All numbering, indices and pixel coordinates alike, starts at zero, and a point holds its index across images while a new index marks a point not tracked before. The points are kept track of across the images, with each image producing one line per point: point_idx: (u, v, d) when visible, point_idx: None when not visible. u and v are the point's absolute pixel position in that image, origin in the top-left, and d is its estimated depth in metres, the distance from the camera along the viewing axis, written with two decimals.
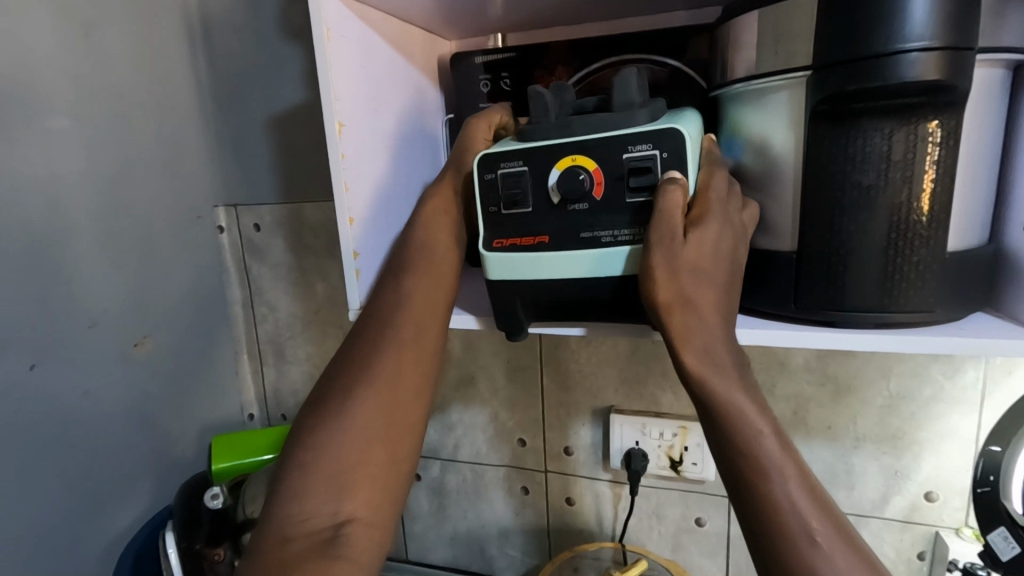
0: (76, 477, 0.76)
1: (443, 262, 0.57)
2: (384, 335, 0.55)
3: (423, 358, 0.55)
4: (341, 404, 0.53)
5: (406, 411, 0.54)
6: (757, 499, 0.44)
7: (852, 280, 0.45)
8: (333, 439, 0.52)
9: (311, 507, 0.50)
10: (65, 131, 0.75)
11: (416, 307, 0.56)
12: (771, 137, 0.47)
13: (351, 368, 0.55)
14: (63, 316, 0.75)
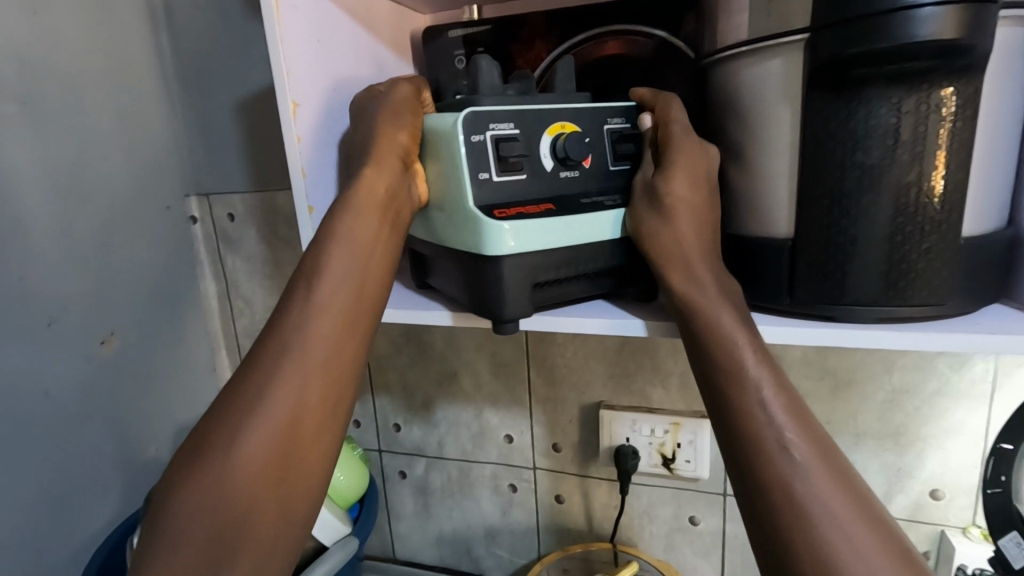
0: (39, 483, 0.73)
1: (367, 257, 0.50)
2: (285, 350, 0.46)
3: (337, 373, 0.48)
4: (242, 399, 0.45)
5: (313, 438, 0.46)
6: (766, 478, 0.39)
7: (854, 269, 0.41)
8: (209, 480, 0.42)
9: (193, 517, 0.41)
10: (14, 117, 0.70)
11: (336, 312, 0.48)
12: (763, 112, 0.42)
13: (241, 393, 0.45)
14: (19, 315, 0.71)
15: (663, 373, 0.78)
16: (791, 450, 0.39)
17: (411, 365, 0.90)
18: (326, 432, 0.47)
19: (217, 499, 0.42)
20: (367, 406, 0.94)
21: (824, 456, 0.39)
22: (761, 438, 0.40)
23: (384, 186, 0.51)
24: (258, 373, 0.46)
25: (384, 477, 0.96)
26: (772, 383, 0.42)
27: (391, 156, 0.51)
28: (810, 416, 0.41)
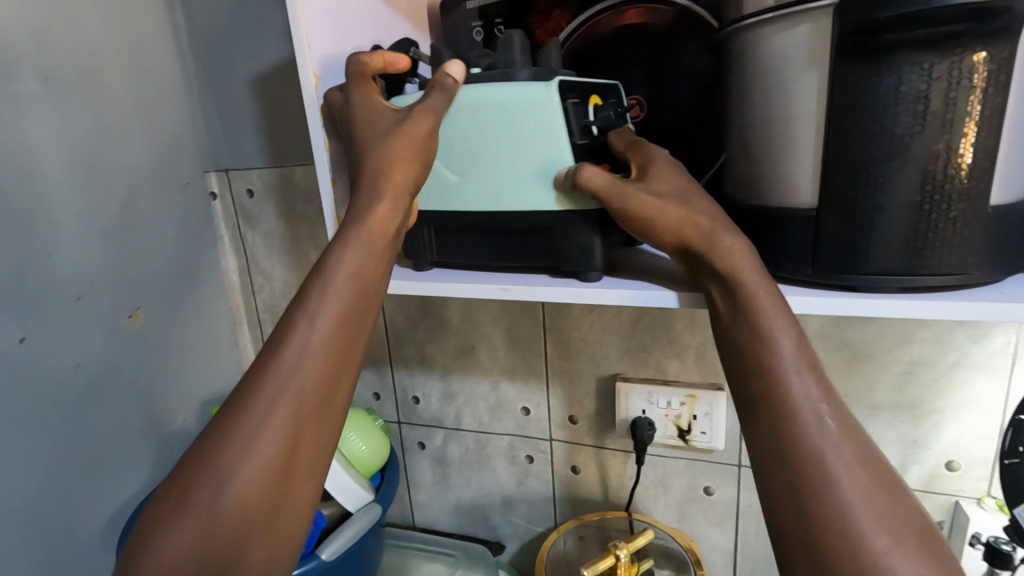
0: (73, 451, 0.76)
1: (352, 308, 0.50)
2: (262, 409, 0.46)
3: (310, 430, 0.47)
4: (235, 435, 0.45)
5: (290, 497, 0.47)
6: (780, 424, 0.41)
7: (878, 239, 0.41)
8: (184, 541, 0.43)
9: (180, 551, 0.43)
10: (38, 96, 0.71)
11: (311, 369, 0.47)
12: (787, 79, 0.42)
13: (212, 450, 0.45)
14: (47, 289, 0.72)
15: (680, 346, 0.78)
16: (806, 396, 0.42)
17: (429, 339, 0.91)
18: (305, 488, 0.48)
19: (193, 560, 0.43)
20: (386, 378, 0.96)
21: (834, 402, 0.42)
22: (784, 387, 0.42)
23: (386, 223, 0.51)
24: (233, 430, 0.45)
25: (404, 448, 0.98)
26: (791, 339, 0.43)
27: (395, 185, 0.51)
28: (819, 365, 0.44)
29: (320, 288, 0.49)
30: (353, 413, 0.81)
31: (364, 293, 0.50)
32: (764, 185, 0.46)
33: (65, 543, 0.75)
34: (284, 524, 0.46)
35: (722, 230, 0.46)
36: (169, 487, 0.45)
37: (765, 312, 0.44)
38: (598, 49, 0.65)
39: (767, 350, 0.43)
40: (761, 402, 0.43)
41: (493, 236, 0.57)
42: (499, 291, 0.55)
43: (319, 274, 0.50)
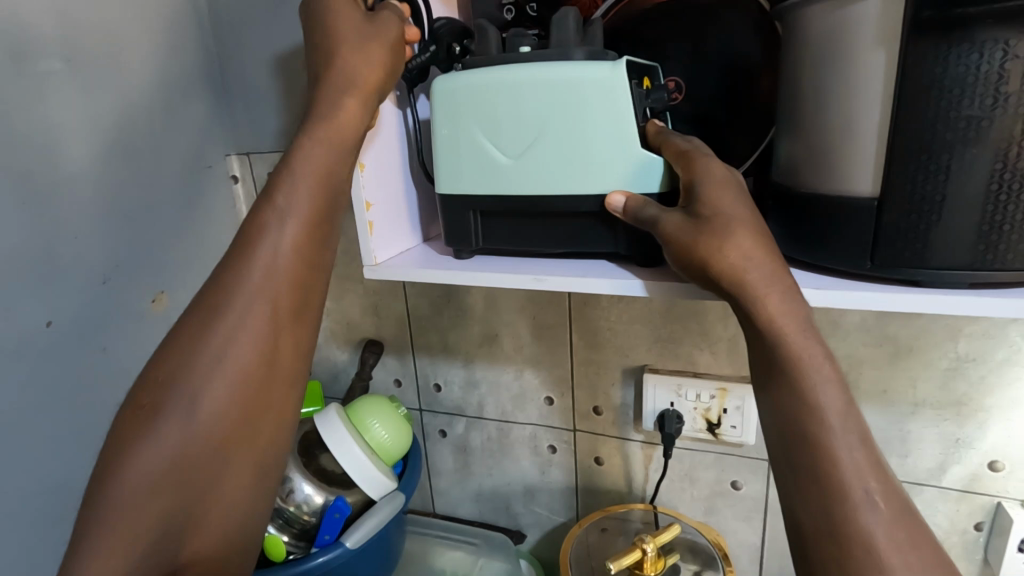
0: (97, 434, 0.76)
1: (317, 215, 0.50)
2: (233, 317, 0.47)
3: (284, 341, 0.49)
4: (206, 344, 0.46)
5: (263, 416, 0.48)
6: (817, 462, 0.41)
7: (946, 230, 0.38)
8: (157, 454, 0.44)
9: (149, 458, 0.44)
10: (60, 75, 0.70)
11: (281, 277, 0.48)
12: (852, 57, 0.39)
13: (179, 360, 0.46)
14: (73, 272, 0.72)
15: (711, 337, 0.76)
16: (842, 438, 0.41)
17: (452, 326, 0.90)
18: (279, 406, 0.49)
19: (170, 476, 0.44)
20: (408, 364, 0.95)
21: (869, 444, 0.41)
22: (819, 428, 0.41)
23: (353, 120, 0.50)
24: (203, 339, 0.46)
25: (425, 435, 0.98)
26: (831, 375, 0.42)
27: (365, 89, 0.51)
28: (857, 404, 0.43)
29: (281, 192, 0.49)
30: (377, 400, 0.80)
31: (328, 199, 0.50)
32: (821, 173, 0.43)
33: None
34: (258, 441, 0.48)
35: (775, 282, 0.43)
36: (135, 401, 0.45)
37: (812, 357, 0.42)
38: (634, 28, 0.63)
39: (809, 389, 0.42)
40: (797, 437, 0.42)
41: (548, 220, 0.55)
42: (532, 281, 0.53)
43: (285, 166, 0.49)
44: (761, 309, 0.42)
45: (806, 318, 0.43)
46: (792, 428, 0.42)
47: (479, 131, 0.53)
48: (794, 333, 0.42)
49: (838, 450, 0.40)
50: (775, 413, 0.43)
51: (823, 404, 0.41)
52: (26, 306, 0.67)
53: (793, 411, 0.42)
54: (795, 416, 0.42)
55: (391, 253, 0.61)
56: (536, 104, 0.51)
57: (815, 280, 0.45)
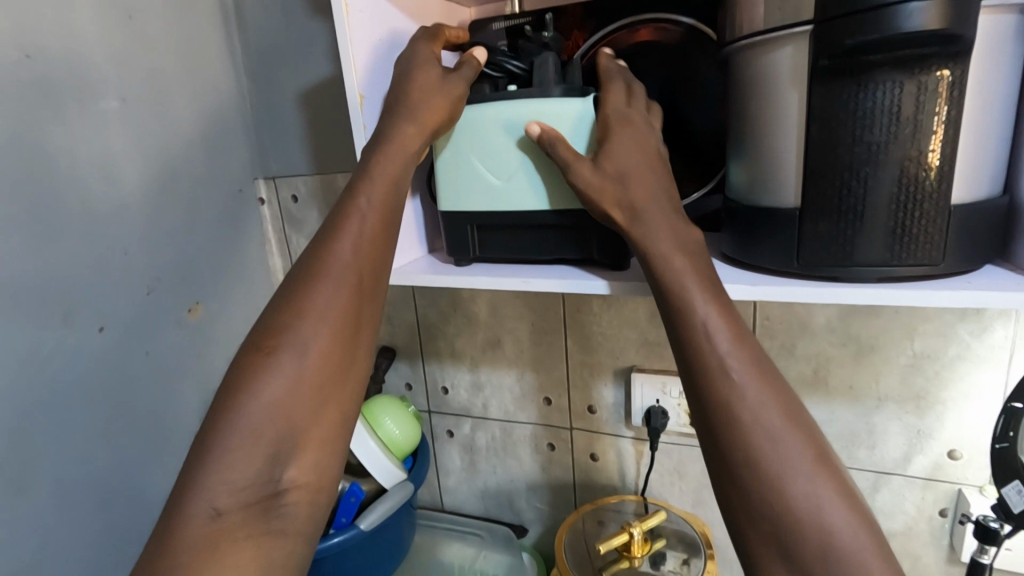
0: (139, 428, 0.84)
1: (392, 210, 0.59)
2: (325, 286, 0.54)
3: (365, 312, 0.56)
4: (304, 307, 0.53)
5: (347, 374, 0.54)
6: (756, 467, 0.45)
7: (857, 234, 0.46)
8: (263, 400, 0.50)
9: (256, 402, 0.50)
10: (116, 113, 0.81)
11: (366, 255, 0.56)
12: (776, 93, 0.47)
13: (279, 319, 0.53)
14: (122, 284, 0.82)
15: None
16: (765, 421, 0.46)
17: (458, 333, 0.98)
18: (359, 369, 0.55)
19: (272, 423, 0.50)
20: (418, 369, 1.03)
21: (794, 421, 0.46)
22: (738, 417, 0.46)
23: (416, 144, 0.59)
24: (302, 305, 0.53)
25: (434, 436, 1.05)
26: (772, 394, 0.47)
27: (430, 119, 0.59)
28: (785, 388, 0.48)
29: (362, 189, 0.57)
30: (389, 400, 0.88)
31: (394, 195, 0.59)
32: (759, 187, 0.51)
33: (132, 511, 0.84)
34: (342, 396, 0.54)
35: (692, 276, 0.50)
36: (246, 350, 0.52)
37: (727, 352, 0.48)
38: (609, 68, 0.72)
39: (730, 384, 0.47)
40: (720, 429, 0.47)
41: (533, 229, 0.63)
42: (520, 283, 0.61)
43: (359, 174, 0.58)
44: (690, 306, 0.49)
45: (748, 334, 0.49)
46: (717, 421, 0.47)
47: (474, 158, 0.62)
48: (715, 323, 0.48)
49: (759, 432, 0.45)
50: (696, 409, 0.49)
51: (756, 411, 0.46)
52: (82, 312, 0.77)
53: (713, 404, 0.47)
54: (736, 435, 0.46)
55: (400, 262, 0.69)
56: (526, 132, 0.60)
57: (750, 279, 0.52)
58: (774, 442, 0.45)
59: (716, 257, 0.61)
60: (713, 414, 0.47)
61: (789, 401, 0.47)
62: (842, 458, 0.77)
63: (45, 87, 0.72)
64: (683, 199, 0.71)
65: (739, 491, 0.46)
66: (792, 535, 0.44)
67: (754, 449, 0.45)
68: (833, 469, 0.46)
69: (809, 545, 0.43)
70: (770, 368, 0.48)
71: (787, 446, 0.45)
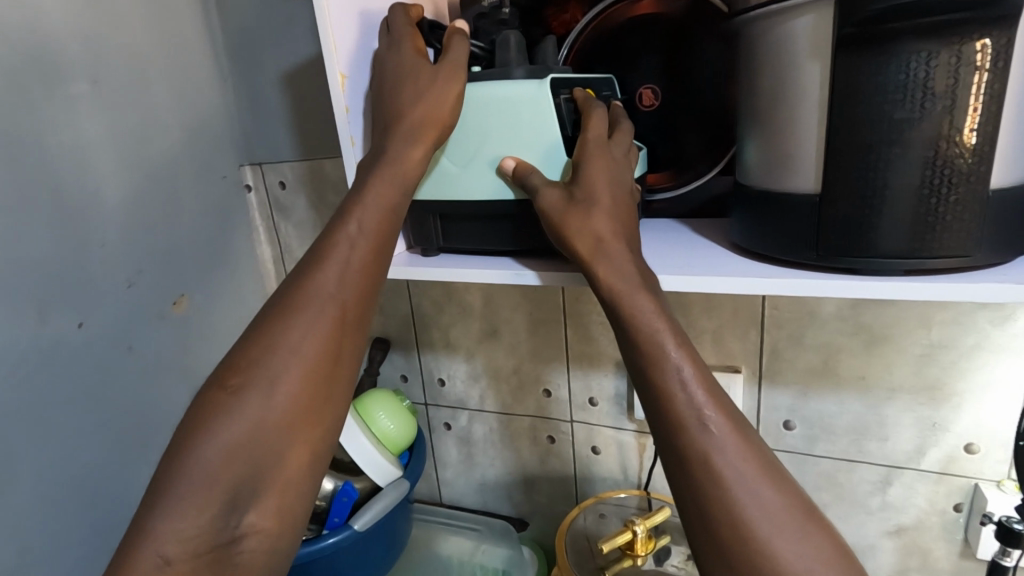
0: (124, 428, 0.81)
1: (382, 237, 0.55)
2: (304, 322, 0.51)
3: (347, 349, 0.53)
4: (283, 342, 0.51)
5: (322, 412, 0.52)
6: (716, 502, 0.42)
7: (883, 223, 0.42)
8: (225, 440, 0.48)
9: (221, 440, 0.47)
10: (88, 97, 0.76)
11: (349, 287, 0.53)
12: (793, 68, 0.43)
13: (253, 354, 0.50)
14: (101, 278, 0.78)
15: (696, 330, 0.78)
16: (709, 430, 0.44)
17: (453, 323, 0.95)
18: (339, 407, 0.53)
19: (233, 464, 0.47)
20: (413, 361, 1.00)
21: (739, 430, 0.45)
22: (682, 426, 0.45)
23: (415, 170, 0.56)
24: (279, 340, 0.51)
25: (430, 428, 1.03)
26: (726, 423, 0.44)
27: (432, 133, 0.55)
28: (729, 397, 0.47)
29: (354, 214, 0.54)
30: (383, 394, 0.85)
31: (387, 220, 0.55)
32: (772, 173, 0.47)
33: (121, 513, 0.81)
34: (314, 436, 0.51)
35: (639, 292, 0.49)
36: (212, 385, 0.50)
37: (671, 357, 0.47)
38: (613, 40, 0.67)
39: (673, 390, 0.46)
40: (665, 437, 0.45)
41: (501, 219, 0.60)
42: (514, 275, 0.58)
43: (351, 196, 0.55)
44: (630, 312, 0.49)
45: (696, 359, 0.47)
46: (662, 429, 0.46)
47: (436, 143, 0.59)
48: (657, 327, 0.48)
49: (702, 441, 0.44)
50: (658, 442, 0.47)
51: (711, 442, 0.44)
52: (58, 308, 0.73)
53: (659, 411, 0.46)
54: (695, 465, 0.43)
55: None
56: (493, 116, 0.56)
57: (758, 270, 0.49)
58: (719, 453, 0.43)
59: (725, 247, 0.58)
60: (659, 423, 0.46)
61: (733, 409, 0.46)
62: (853, 451, 0.74)
63: (9, 69, 0.68)
64: (694, 179, 0.68)
65: (691, 505, 0.44)
66: (738, 555, 0.41)
67: (697, 458, 0.43)
68: (796, 496, 0.43)
69: (759, 565, 0.41)
70: (712, 374, 0.47)
71: (733, 457, 0.43)
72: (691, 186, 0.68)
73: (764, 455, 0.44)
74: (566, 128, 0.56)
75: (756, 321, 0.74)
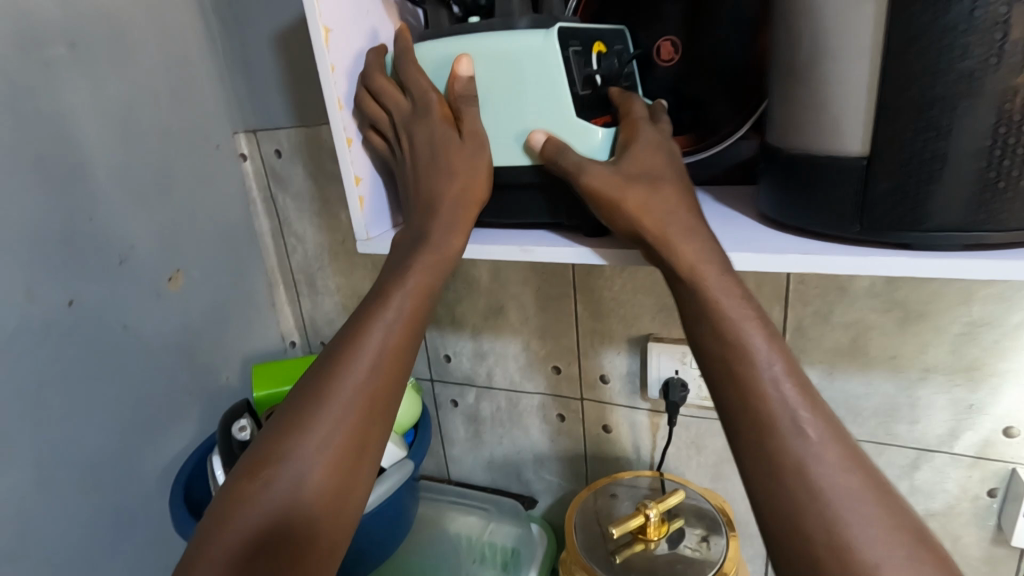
0: (124, 407, 0.79)
1: (417, 320, 0.53)
2: (333, 411, 0.49)
3: (377, 434, 0.51)
4: (313, 432, 0.49)
5: (350, 499, 0.50)
6: (805, 508, 0.38)
7: (939, 190, 0.38)
8: (245, 530, 0.46)
9: (243, 532, 0.46)
10: (67, 60, 0.72)
11: (383, 374, 0.51)
12: (840, 10, 0.38)
13: (284, 440, 0.49)
14: (92, 252, 0.75)
15: None
16: (803, 432, 0.40)
17: (459, 299, 0.91)
18: (362, 498, 0.51)
19: (252, 560, 0.45)
20: None
21: (839, 440, 0.40)
22: (770, 425, 0.40)
23: (456, 247, 0.53)
24: (307, 426, 0.49)
25: (437, 405, 1.00)
26: (813, 418, 0.40)
27: (471, 208, 0.53)
28: (827, 404, 0.42)
29: (391, 298, 0.52)
30: None
31: (427, 304, 0.53)
32: (811, 135, 0.43)
33: (126, 495, 0.80)
34: (340, 525, 0.49)
35: (721, 277, 0.44)
36: (241, 475, 0.48)
37: (757, 351, 0.42)
38: None
39: (762, 386, 0.41)
40: (748, 440, 0.41)
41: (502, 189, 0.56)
42: (520, 253, 0.54)
43: (389, 279, 0.53)
44: (711, 297, 0.44)
45: (786, 353, 0.43)
46: (746, 431, 0.41)
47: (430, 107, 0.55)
48: (740, 319, 0.44)
49: (796, 445, 0.39)
50: (732, 439, 0.43)
51: (802, 445, 0.39)
52: (46, 284, 0.70)
53: (744, 408, 0.42)
54: (774, 464, 0.39)
55: (383, 226, 0.62)
56: (492, 73, 0.51)
57: (781, 245, 0.45)
58: (812, 457, 0.39)
59: (752, 218, 0.53)
60: (740, 423, 0.42)
61: (834, 418, 0.41)
62: (880, 434, 0.70)
63: None
64: (715, 146, 0.62)
65: (778, 517, 0.39)
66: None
67: (787, 463, 0.39)
68: (897, 508, 0.38)
69: None
70: (807, 376, 0.43)
71: (831, 468, 0.38)
72: (714, 151, 0.63)
73: (871, 473, 0.39)
74: (574, 85, 0.51)
75: (779, 296, 0.69)
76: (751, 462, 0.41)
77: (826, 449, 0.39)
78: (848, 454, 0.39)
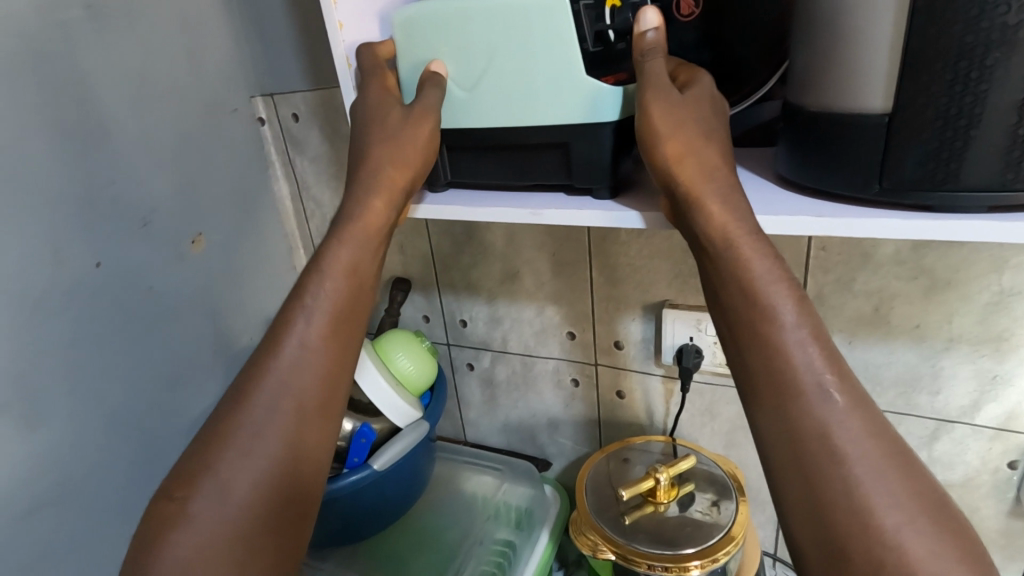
0: (150, 364, 0.82)
1: (344, 303, 0.54)
2: (264, 404, 0.50)
3: (319, 417, 0.52)
4: (243, 428, 0.49)
5: (298, 487, 0.50)
6: (824, 470, 0.38)
7: (966, 150, 0.36)
8: (187, 547, 0.45)
9: (183, 536, 0.45)
10: (84, 23, 0.72)
11: (311, 359, 0.52)
12: None
13: (214, 442, 0.49)
14: (116, 215, 0.77)
15: None
16: (827, 397, 0.39)
17: (475, 264, 0.91)
18: (314, 494, 0.51)
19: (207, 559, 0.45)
20: (435, 302, 0.97)
21: (863, 407, 0.39)
22: (795, 388, 0.40)
23: (378, 221, 0.54)
24: (234, 430, 0.49)
25: (454, 368, 1.01)
26: (837, 382, 0.40)
27: (399, 179, 0.54)
28: (851, 370, 0.41)
29: (309, 288, 0.53)
30: (401, 335, 0.84)
31: (354, 285, 0.54)
32: (831, 92, 0.41)
33: (156, 447, 0.84)
34: (292, 513, 0.49)
35: (747, 237, 0.43)
36: (165, 492, 0.48)
37: (785, 316, 0.42)
38: None
39: (788, 348, 0.41)
40: (768, 401, 0.41)
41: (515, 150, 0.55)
42: (528, 215, 0.54)
43: (311, 271, 0.54)
44: (741, 257, 0.43)
45: (813, 318, 0.42)
46: (766, 393, 0.41)
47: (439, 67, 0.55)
48: (770, 284, 0.43)
49: (819, 408, 0.39)
50: (751, 402, 0.42)
51: (825, 410, 0.39)
52: (73, 247, 0.72)
53: (768, 371, 0.41)
54: (795, 425, 0.39)
55: None
56: (499, 30, 0.50)
57: (799, 208, 0.44)
58: (835, 422, 0.39)
59: (771, 180, 0.51)
60: (762, 385, 0.41)
61: (857, 382, 0.41)
62: (899, 404, 0.69)
63: None
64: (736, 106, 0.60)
65: (795, 479, 0.39)
66: (852, 542, 0.36)
67: (809, 427, 0.39)
68: (915, 475, 0.38)
69: (872, 545, 0.35)
70: (832, 340, 0.42)
71: (853, 432, 0.38)
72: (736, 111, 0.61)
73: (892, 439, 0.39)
74: (584, 42, 0.50)
75: (799, 262, 0.68)
76: (772, 425, 0.41)
77: (848, 416, 0.39)
78: (869, 422, 0.39)
